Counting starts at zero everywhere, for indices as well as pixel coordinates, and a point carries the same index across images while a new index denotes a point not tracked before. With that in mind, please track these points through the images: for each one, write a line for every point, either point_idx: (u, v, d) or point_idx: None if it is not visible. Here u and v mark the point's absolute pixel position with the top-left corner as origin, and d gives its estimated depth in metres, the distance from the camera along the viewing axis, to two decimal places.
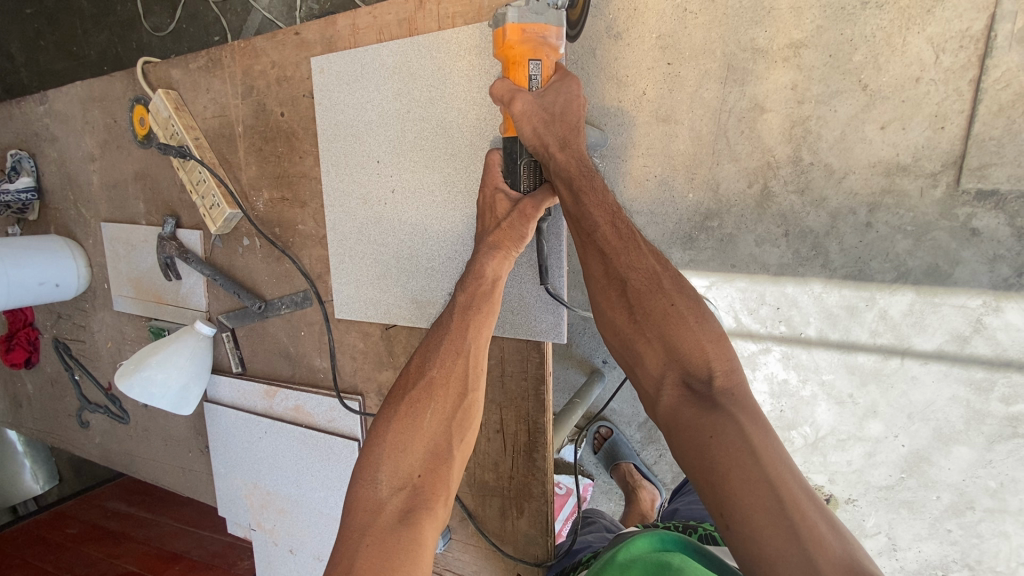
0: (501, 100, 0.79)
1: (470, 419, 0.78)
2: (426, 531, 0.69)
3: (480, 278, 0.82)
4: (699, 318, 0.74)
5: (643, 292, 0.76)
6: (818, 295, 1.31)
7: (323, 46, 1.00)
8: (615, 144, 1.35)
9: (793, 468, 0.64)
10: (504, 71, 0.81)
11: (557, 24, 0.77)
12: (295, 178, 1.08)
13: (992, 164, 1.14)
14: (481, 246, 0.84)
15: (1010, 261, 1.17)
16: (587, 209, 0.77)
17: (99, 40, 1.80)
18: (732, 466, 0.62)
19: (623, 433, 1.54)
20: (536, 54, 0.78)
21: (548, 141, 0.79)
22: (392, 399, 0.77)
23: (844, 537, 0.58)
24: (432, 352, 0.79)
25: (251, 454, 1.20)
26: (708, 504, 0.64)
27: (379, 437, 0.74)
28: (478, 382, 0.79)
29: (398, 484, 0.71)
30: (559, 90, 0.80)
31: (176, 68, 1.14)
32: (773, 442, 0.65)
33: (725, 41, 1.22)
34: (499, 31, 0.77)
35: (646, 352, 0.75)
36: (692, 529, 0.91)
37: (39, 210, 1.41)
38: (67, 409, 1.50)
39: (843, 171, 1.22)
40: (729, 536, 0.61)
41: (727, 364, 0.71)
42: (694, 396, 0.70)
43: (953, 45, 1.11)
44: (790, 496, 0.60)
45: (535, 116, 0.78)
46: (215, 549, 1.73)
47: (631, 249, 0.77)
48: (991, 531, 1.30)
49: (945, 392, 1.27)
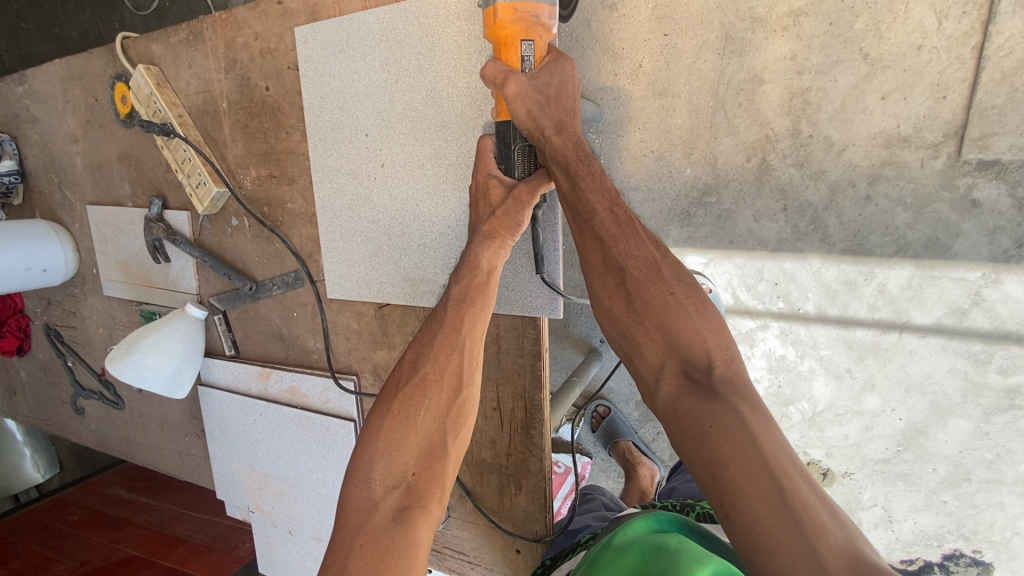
0: (494, 82, 0.76)
1: (465, 414, 0.77)
2: (420, 529, 0.68)
3: (475, 269, 0.80)
4: (698, 306, 0.73)
5: (642, 281, 0.74)
6: (817, 271, 1.29)
7: (307, 15, 0.96)
8: (611, 119, 1.32)
9: (794, 457, 0.63)
10: (495, 53, 0.78)
11: (549, 3, 0.73)
12: (282, 154, 1.05)
13: (994, 133, 1.12)
14: (476, 235, 0.82)
15: (1011, 232, 1.16)
16: (584, 194, 0.76)
17: (81, 21, 1.75)
18: (732, 456, 0.62)
19: (621, 412, 1.55)
20: (528, 35, 0.75)
21: (543, 124, 0.77)
22: (386, 396, 0.76)
23: (845, 526, 0.58)
24: (427, 346, 0.78)
25: (247, 436, 1.20)
26: (709, 496, 0.64)
27: (373, 435, 0.73)
28: (474, 376, 0.78)
29: (392, 483, 0.70)
30: (553, 72, 0.77)
31: (157, 42, 1.10)
32: (774, 432, 0.64)
33: (723, 10, 1.19)
34: (489, 9, 0.73)
35: (645, 342, 0.74)
36: (689, 508, 0.91)
37: (24, 194, 1.38)
38: (61, 396, 1.49)
39: (843, 144, 1.20)
40: (728, 526, 0.61)
41: (727, 352, 0.70)
42: (693, 385, 0.69)
43: (956, 10, 1.08)
44: (791, 485, 0.60)
45: (529, 99, 0.75)
46: (218, 533, 1.75)
47: (629, 237, 0.76)
48: (987, 502, 1.31)
49: (943, 365, 1.27)
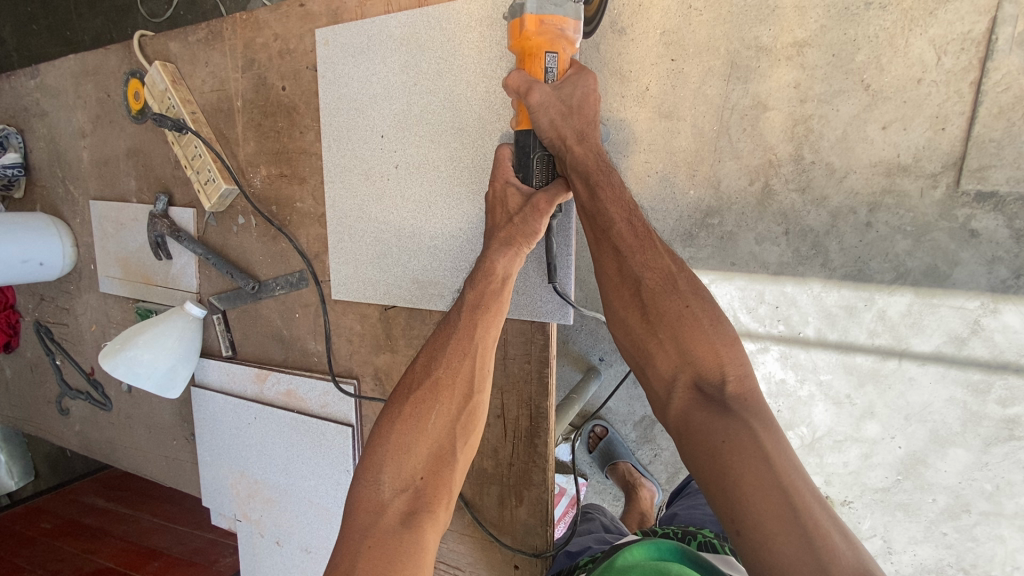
0: (517, 91, 0.77)
1: (475, 421, 0.75)
2: (428, 534, 0.67)
3: (490, 276, 0.79)
4: (713, 320, 0.72)
5: (658, 293, 0.74)
6: (817, 295, 1.30)
7: (328, 18, 0.98)
8: (617, 139, 1.34)
9: (806, 476, 0.62)
10: (518, 63, 0.79)
11: (575, 17, 0.75)
12: (295, 153, 1.05)
13: (992, 166, 1.15)
14: (492, 242, 0.81)
15: (1009, 262, 1.18)
16: (603, 205, 0.76)
17: (94, 25, 1.77)
18: (745, 471, 0.60)
19: (618, 432, 1.52)
20: (553, 47, 0.76)
21: (565, 133, 0.78)
22: (396, 398, 0.75)
23: (856, 547, 0.57)
24: (439, 351, 0.76)
25: (239, 441, 1.16)
26: (718, 510, 0.62)
27: (383, 437, 0.71)
28: (485, 384, 0.76)
29: (401, 486, 0.69)
30: (576, 84, 0.79)
31: (175, 41, 1.11)
32: (787, 450, 0.63)
33: (729, 38, 1.22)
34: (516, 21, 0.74)
35: (658, 353, 0.73)
36: (691, 537, 0.87)
37: (26, 187, 1.37)
38: (46, 396, 1.45)
39: (845, 171, 1.22)
40: (739, 542, 0.60)
41: (741, 368, 0.69)
42: (706, 400, 0.68)
43: (955, 47, 1.12)
44: (804, 504, 0.59)
45: (552, 108, 0.76)
46: (196, 546, 1.68)
47: (647, 248, 0.76)
48: (987, 535, 1.30)
49: (942, 394, 1.27)
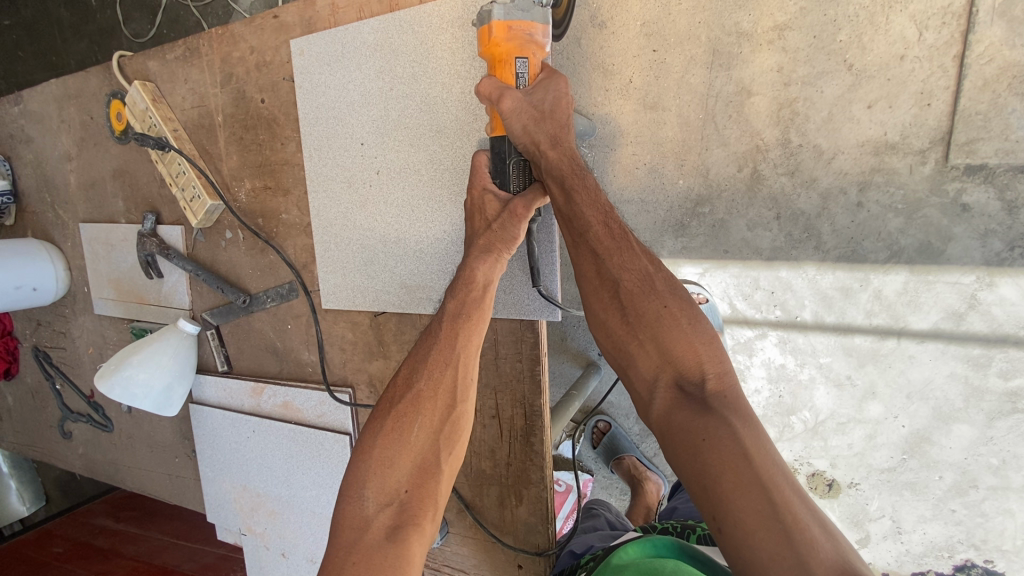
0: (489, 98, 0.77)
1: (460, 431, 0.75)
2: (414, 547, 0.67)
3: (470, 283, 0.79)
4: (691, 319, 0.72)
5: (636, 294, 0.74)
6: (812, 278, 1.30)
7: (302, 28, 0.98)
8: (604, 133, 1.34)
9: (786, 471, 0.62)
10: (490, 70, 0.79)
11: (543, 22, 0.76)
12: (277, 165, 1.05)
13: (980, 139, 1.14)
14: (473, 249, 0.82)
15: (1002, 235, 1.17)
16: (579, 208, 0.76)
17: (80, 49, 1.77)
18: (725, 468, 0.60)
19: (621, 426, 1.52)
20: (522, 52, 0.76)
21: (538, 138, 0.77)
22: (379, 413, 0.74)
23: (836, 540, 0.57)
24: (420, 363, 0.76)
25: (240, 455, 1.17)
26: (701, 509, 0.62)
27: (366, 453, 0.71)
28: (468, 393, 0.76)
29: (385, 500, 0.69)
30: (548, 88, 0.78)
31: (153, 59, 1.11)
32: (767, 445, 0.62)
33: (710, 25, 1.22)
34: (485, 28, 0.75)
35: (638, 354, 0.72)
36: (689, 530, 0.87)
37: (16, 214, 1.37)
38: (48, 421, 1.45)
39: (832, 152, 1.22)
40: (722, 540, 0.59)
41: (720, 366, 0.69)
42: (687, 399, 0.67)
43: (936, 21, 1.12)
44: (783, 499, 0.58)
45: (524, 114, 0.76)
46: (208, 562, 1.69)
47: (623, 249, 0.75)
48: (996, 510, 1.29)
49: (943, 369, 1.26)
